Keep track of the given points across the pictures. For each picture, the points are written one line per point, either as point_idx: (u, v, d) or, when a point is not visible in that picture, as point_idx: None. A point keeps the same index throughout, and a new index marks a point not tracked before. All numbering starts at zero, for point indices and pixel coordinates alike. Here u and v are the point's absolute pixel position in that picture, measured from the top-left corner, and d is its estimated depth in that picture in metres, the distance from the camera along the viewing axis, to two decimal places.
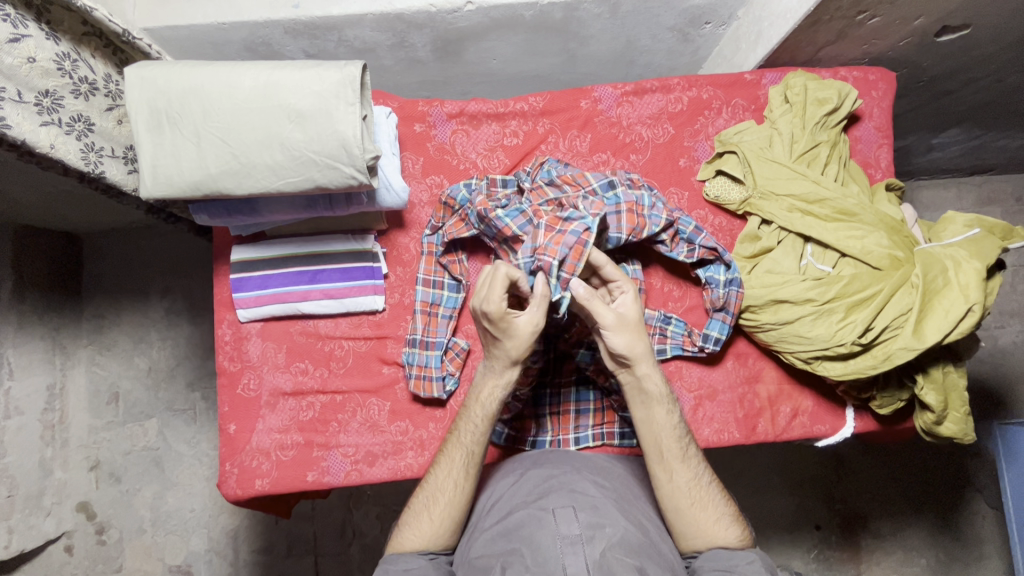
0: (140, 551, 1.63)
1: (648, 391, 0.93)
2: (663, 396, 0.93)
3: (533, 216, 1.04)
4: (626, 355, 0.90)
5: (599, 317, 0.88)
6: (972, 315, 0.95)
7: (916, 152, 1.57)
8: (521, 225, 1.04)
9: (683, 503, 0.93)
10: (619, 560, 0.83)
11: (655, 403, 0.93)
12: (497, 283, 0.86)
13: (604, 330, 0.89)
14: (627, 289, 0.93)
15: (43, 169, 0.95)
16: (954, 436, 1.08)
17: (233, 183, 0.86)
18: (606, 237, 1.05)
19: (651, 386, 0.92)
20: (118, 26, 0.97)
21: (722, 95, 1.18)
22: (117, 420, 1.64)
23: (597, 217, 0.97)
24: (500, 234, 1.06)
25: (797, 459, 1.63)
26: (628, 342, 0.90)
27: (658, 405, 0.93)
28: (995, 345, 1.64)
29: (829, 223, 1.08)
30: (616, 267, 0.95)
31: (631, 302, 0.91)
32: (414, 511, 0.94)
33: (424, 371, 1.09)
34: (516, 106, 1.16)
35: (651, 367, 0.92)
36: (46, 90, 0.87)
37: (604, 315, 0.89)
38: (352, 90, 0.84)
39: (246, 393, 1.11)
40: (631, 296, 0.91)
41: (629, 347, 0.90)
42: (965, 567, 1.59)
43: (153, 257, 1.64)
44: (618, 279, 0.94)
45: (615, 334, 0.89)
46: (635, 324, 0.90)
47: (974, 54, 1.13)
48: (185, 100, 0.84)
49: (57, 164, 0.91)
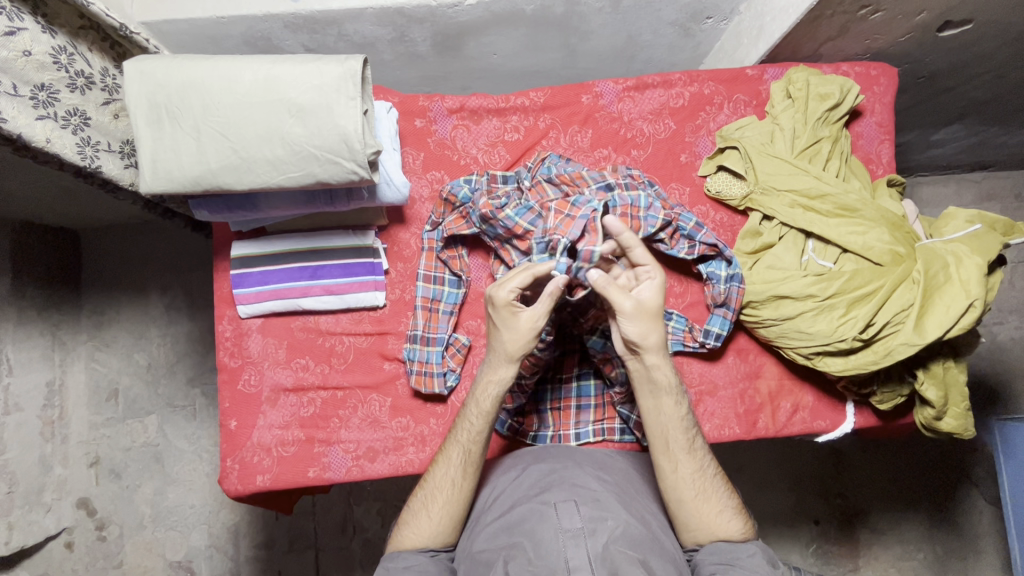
0: (141, 546, 1.63)
1: (656, 381, 0.93)
2: (672, 387, 0.93)
3: (540, 213, 1.06)
4: (638, 344, 0.90)
5: (615, 303, 0.88)
6: (973, 310, 0.95)
7: (916, 148, 1.57)
8: (529, 222, 1.05)
9: (686, 494, 0.93)
10: (621, 553, 0.83)
11: (663, 393, 0.93)
12: (520, 276, 0.90)
13: (620, 316, 0.89)
14: (653, 276, 0.91)
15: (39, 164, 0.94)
16: (953, 432, 1.08)
17: (232, 178, 0.86)
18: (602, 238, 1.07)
19: (659, 376, 0.92)
20: (117, 20, 0.95)
21: (723, 91, 1.18)
22: (116, 416, 1.64)
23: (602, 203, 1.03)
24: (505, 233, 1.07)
25: (797, 455, 1.64)
26: (642, 330, 0.89)
27: (666, 395, 0.93)
28: (993, 341, 1.65)
29: (830, 219, 1.08)
30: (646, 250, 0.92)
31: (654, 293, 0.90)
32: (413, 509, 0.94)
33: (425, 367, 1.09)
34: (517, 101, 1.15)
35: (661, 358, 0.92)
36: (41, 84, 0.86)
37: (622, 301, 0.88)
38: (353, 85, 0.83)
39: (246, 389, 1.11)
40: (655, 284, 0.90)
41: (643, 335, 0.90)
42: (962, 561, 1.60)
43: (152, 253, 1.64)
44: (647, 265, 0.91)
45: (629, 322, 0.89)
46: (653, 313, 0.90)
47: (975, 50, 1.13)
48: (185, 94, 0.84)
49: (53, 159, 0.91)
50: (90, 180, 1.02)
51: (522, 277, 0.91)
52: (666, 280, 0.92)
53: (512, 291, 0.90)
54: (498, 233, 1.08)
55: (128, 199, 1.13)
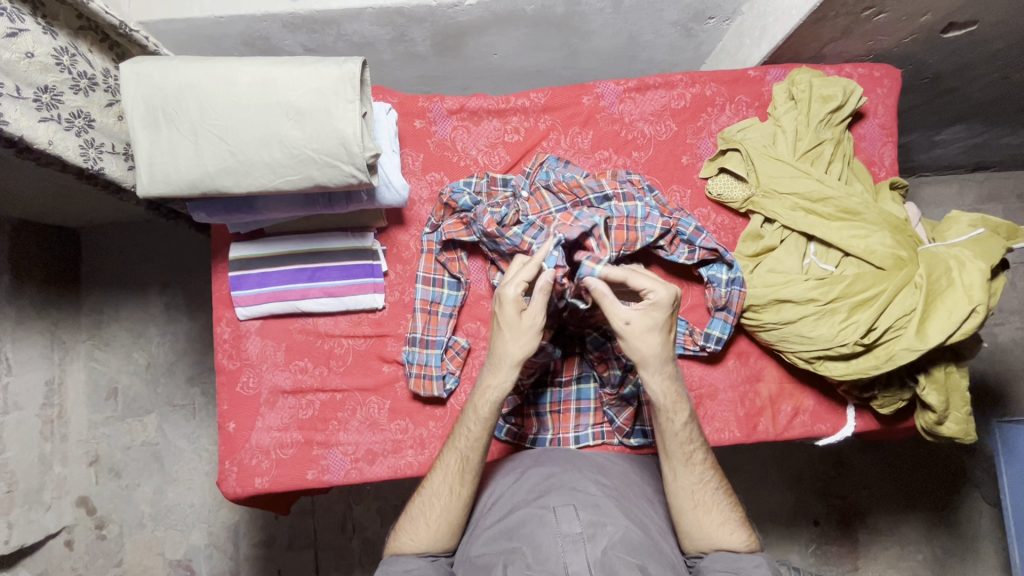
0: (141, 545, 1.63)
1: (653, 398, 0.92)
2: (671, 401, 0.92)
3: (543, 228, 1.08)
4: (632, 360, 0.91)
5: (608, 316, 0.89)
6: (976, 316, 0.94)
7: (918, 148, 1.56)
8: (533, 237, 1.07)
9: (686, 505, 0.93)
10: (620, 559, 0.83)
11: (662, 410, 0.93)
12: (527, 270, 0.90)
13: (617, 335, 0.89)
14: (657, 297, 0.88)
15: (42, 166, 0.94)
16: (955, 436, 1.07)
17: (230, 181, 0.85)
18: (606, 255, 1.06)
19: (654, 393, 0.92)
20: (116, 17, 0.93)
21: (725, 92, 1.17)
22: (116, 415, 1.63)
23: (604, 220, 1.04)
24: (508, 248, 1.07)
25: (797, 455, 1.64)
26: (635, 349, 0.89)
27: (663, 409, 0.92)
28: (995, 343, 1.64)
29: (831, 222, 1.07)
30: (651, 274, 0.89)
31: (653, 313, 0.88)
32: (411, 515, 0.94)
33: (424, 370, 1.08)
34: (517, 102, 1.15)
35: (657, 374, 0.91)
36: (44, 86, 0.86)
37: (616, 319, 0.88)
38: (352, 87, 0.83)
39: (244, 391, 1.10)
40: (658, 307, 0.88)
41: (635, 352, 0.90)
42: (961, 562, 1.60)
43: (152, 252, 1.63)
44: (648, 287, 0.88)
45: (626, 340, 0.89)
46: (645, 332, 0.88)
47: (980, 51, 1.12)
48: (182, 96, 0.83)
49: (56, 161, 0.90)
50: (92, 181, 1.01)
51: (529, 270, 0.91)
52: (672, 300, 0.88)
53: (519, 287, 0.89)
54: (500, 248, 1.08)
55: (130, 198, 1.13)
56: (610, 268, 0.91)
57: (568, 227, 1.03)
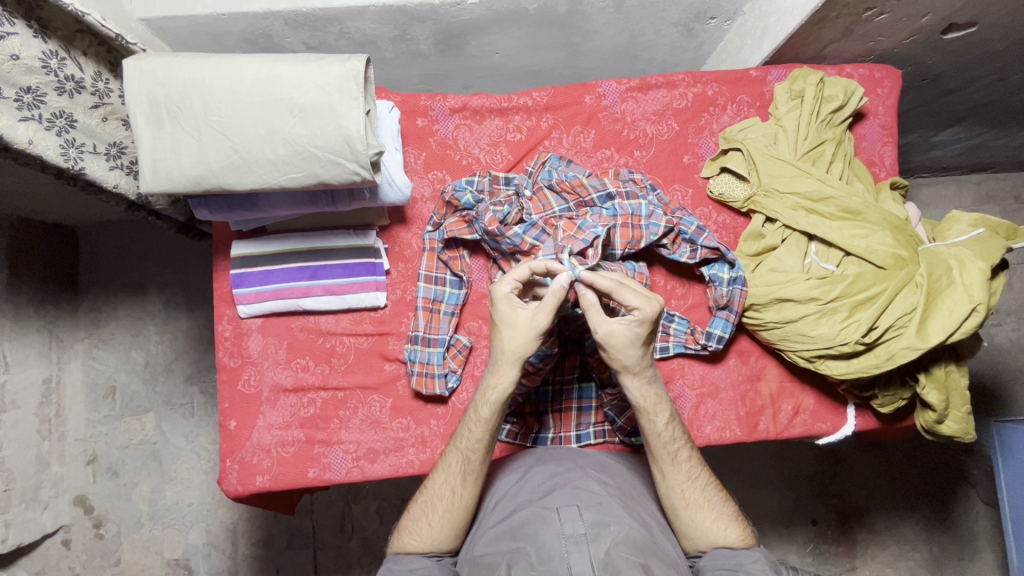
0: (138, 544, 1.62)
1: (636, 403, 0.92)
2: (651, 403, 0.92)
3: (544, 228, 1.08)
4: (614, 367, 0.91)
5: (591, 326, 0.89)
6: (976, 315, 0.95)
7: (917, 150, 1.57)
8: (534, 237, 1.07)
9: (679, 504, 0.93)
10: (623, 559, 0.83)
11: (648, 414, 0.93)
12: (521, 269, 0.90)
13: (600, 341, 0.89)
14: (642, 312, 0.87)
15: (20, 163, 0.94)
16: (954, 435, 1.08)
17: (233, 178, 0.85)
18: (609, 253, 1.07)
19: (636, 398, 0.92)
20: (113, 31, 0.92)
21: (727, 91, 1.17)
22: (114, 413, 1.63)
23: (606, 228, 1.04)
24: (512, 249, 1.08)
25: (795, 454, 1.64)
26: (615, 359, 0.90)
27: (644, 412, 0.93)
28: (992, 343, 1.65)
29: (833, 222, 1.07)
30: (633, 290, 0.87)
31: (637, 328, 0.87)
32: (413, 515, 0.94)
33: (426, 368, 1.08)
34: (520, 100, 1.15)
35: (639, 380, 0.91)
36: (27, 87, 0.85)
37: (596, 329, 0.89)
38: (356, 85, 0.83)
39: (245, 389, 1.10)
40: (643, 320, 0.87)
41: (619, 359, 0.89)
42: (957, 562, 1.61)
43: (150, 250, 1.62)
44: (634, 305, 0.86)
45: (610, 351, 0.89)
46: (626, 344, 0.88)
47: (980, 52, 1.12)
48: (185, 93, 0.83)
49: (34, 159, 0.90)
50: (72, 181, 1.01)
51: (522, 272, 0.91)
52: (657, 316, 0.87)
53: (512, 285, 0.89)
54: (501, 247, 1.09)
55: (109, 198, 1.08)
56: (598, 275, 0.88)
57: (578, 233, 1.05)
